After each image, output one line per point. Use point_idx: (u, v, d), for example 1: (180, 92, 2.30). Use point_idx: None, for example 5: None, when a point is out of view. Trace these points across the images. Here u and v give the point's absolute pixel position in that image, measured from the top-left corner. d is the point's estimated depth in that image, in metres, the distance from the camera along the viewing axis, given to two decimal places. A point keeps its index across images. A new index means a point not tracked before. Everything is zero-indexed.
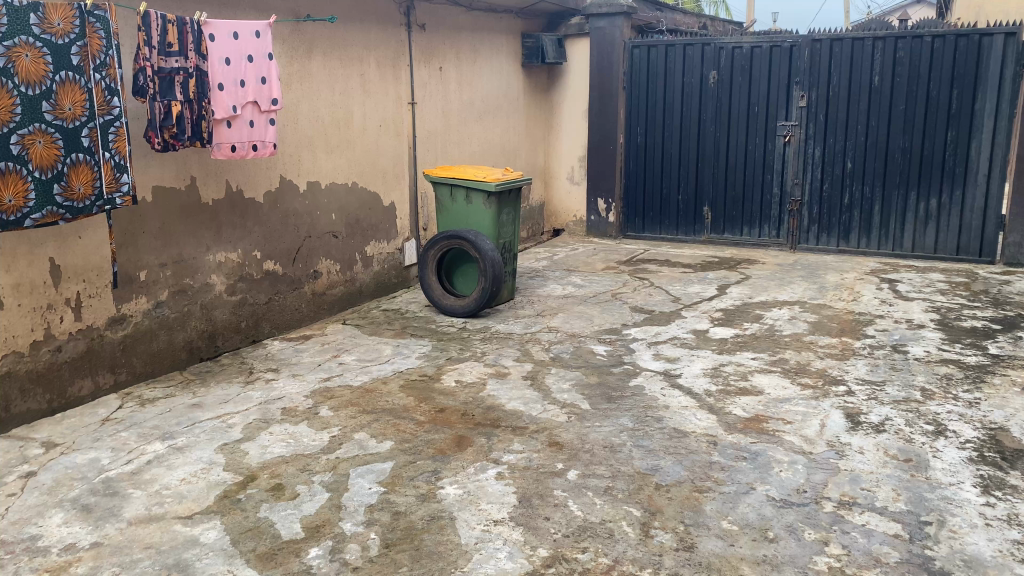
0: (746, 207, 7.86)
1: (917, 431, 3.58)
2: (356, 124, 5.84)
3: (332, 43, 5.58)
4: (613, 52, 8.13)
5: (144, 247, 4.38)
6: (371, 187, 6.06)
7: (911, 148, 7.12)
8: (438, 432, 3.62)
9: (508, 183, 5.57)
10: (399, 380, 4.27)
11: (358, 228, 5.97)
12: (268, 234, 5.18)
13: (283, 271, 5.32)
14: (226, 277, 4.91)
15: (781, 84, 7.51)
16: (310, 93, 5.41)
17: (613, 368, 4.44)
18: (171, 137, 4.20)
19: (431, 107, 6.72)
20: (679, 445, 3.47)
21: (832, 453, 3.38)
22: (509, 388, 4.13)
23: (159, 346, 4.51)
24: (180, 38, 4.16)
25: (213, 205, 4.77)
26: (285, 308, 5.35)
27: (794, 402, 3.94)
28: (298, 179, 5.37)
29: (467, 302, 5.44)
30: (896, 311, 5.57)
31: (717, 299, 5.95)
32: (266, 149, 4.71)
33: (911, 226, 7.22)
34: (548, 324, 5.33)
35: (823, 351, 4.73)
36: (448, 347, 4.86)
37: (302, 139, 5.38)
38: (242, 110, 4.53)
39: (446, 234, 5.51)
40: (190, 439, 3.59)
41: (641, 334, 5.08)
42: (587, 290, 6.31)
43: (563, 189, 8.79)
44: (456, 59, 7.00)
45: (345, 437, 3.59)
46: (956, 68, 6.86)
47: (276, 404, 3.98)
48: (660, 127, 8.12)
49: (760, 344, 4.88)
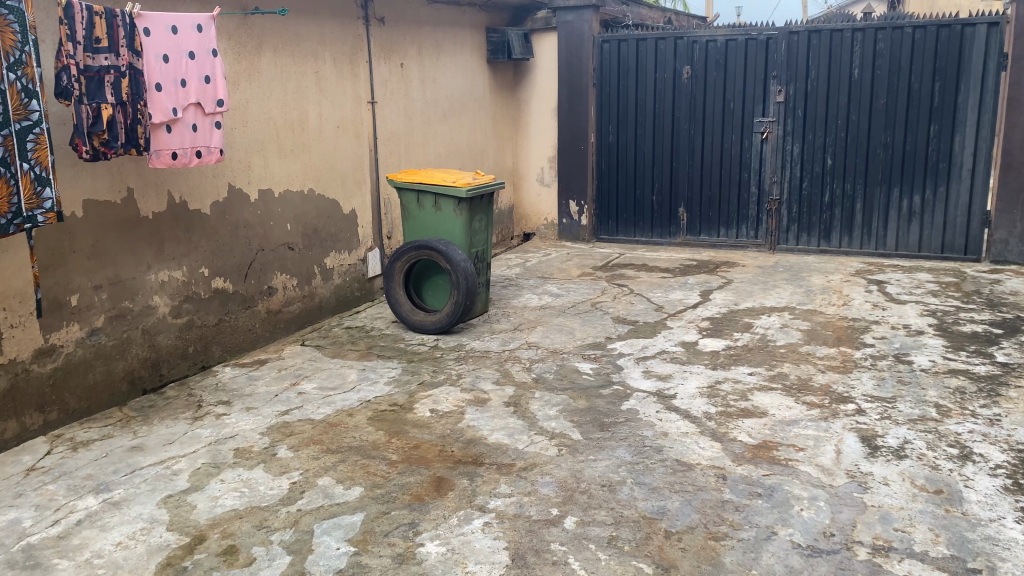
0: (724, 207, 7.55)
1: (942, 456, 3.26)
2: (311, 126, 5.40)
3: (284, 39, 5.13)
4: (582, 47, 7.78)
5: (75, 269, 3.89)
6: (329, 194, 5.61)
7: (893, 144, 6.87)
8: (414, 474, 3.21)
9: (479, 188, 5.17)
10: (366, 411, 3.84)
11: (317, 239, 5.52)
12: (217, 248, 4.72)
13: (234, 289, 4.85)
14: (170, 298, 4.44)
15: (758, 79, 7.22)
16: (260, 93, 4.95)
17: (602, 390, 4.05)
18: (102, 145, 3.70)
19: (393, 107, 6.30)
20: (684, 481, 3.10)
21: (854, 486, 3.05)
22: (490, 417, 3.73)
23: (95, 378, 4.02)
24: (110, 33, 3.68)
25: (154, 218, 4.30)
26: (236, 329, 4.88)
27: (803, 425, 3.60)
28: (249, 187, 4.91)
29: (438, 318, 5.03)
30: (891, 316, 5.28)
31: (702, 307, 5.61)
32: (212, 155, 4.25)
33: (894, 224, 6.97)
34: (526, 340, 4.93)
35: (823, 363, 4.41)
36: (420, 369, 4.44)
37: (253, 144, 4.91)
38: (184, 113, 4.06)
39: (413, 244, 5.08)
40: (128, 491, 3.12)
41: (627, 348, 4.71)
42: (564, 299, 5.93)
43: (532, 191, 8.40)
44: (417, 55, 6.58)
45: (307, 484, 3.16)
46: (937, 60, 6.62)
47: (228, 445, 3.52)
48: (632, 125, 7.78)
49: (755, 357, 4.55)
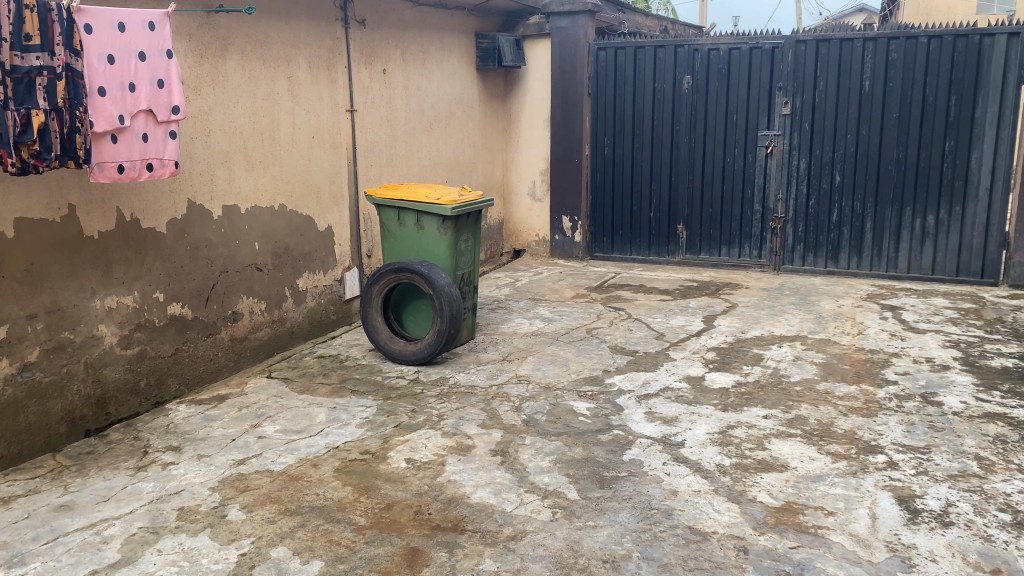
0: (725, 225, 7.15)
1: (993, 524, 2.83)
2: (283, 135, 4.95)
3: (252, 41, 4.68)
4: (576, 54, 7.36)
5: (5, 296, 3.42)
6: (303, 210, 5.16)
7: (905, 159, 6.47)
8: (384, 543, 2.75)
9: (465, 206, 4.74)
10: (334, 461, 3.38)
11: (288, 258, 5.06)
12: (174, 270, 4.26)
13: (193, 315, 4.39)
14: (119, 327, 3.97)
15: (762, 90, 6.81)
16: (225, 100, 4.49)
17: (601, 435, 3.60)
18: (33, 156, 3.23)
19: (374, 116, 5.86)
20: (699, 555, 2.66)
21: (897, 562, 2.62)
22: (473, 469, 3.27)
23: (27, 420, 3.54)
24: (43, 29, 3.23)
25: (100, 238, 3.84)
26: (195, 359, 4.41)
27: (830, 483, 3.17)
28: (212, 203, 4.45)
29: (419, 347, 4.59)
30: (911, 348, 4.86)
31: (707, 335, 5.18)
32: (165, 169, 3.81)
33: (906, 245, 6.58)
34: (516, 373, 4.48)
35: (844, 405, 3.97)
36: (398, 408, 3.99)
37: (216, 155, 4.46)
38: (132, 121, 3.62)
39: (392, 266, 4.63)
40: (46, 565, 2.65)
41: (627, 384, 4.26)
42: (557, 324, 5.49)
43: (523, 206, 7.97)
44: (401, 61, 6.14)
45: (258, 556, 2.69)
46: (954, 72, 6.23)
47: (172, 503, 3.06)
48: (629, 138, 7.37)
49: (768, 395, 4.12)
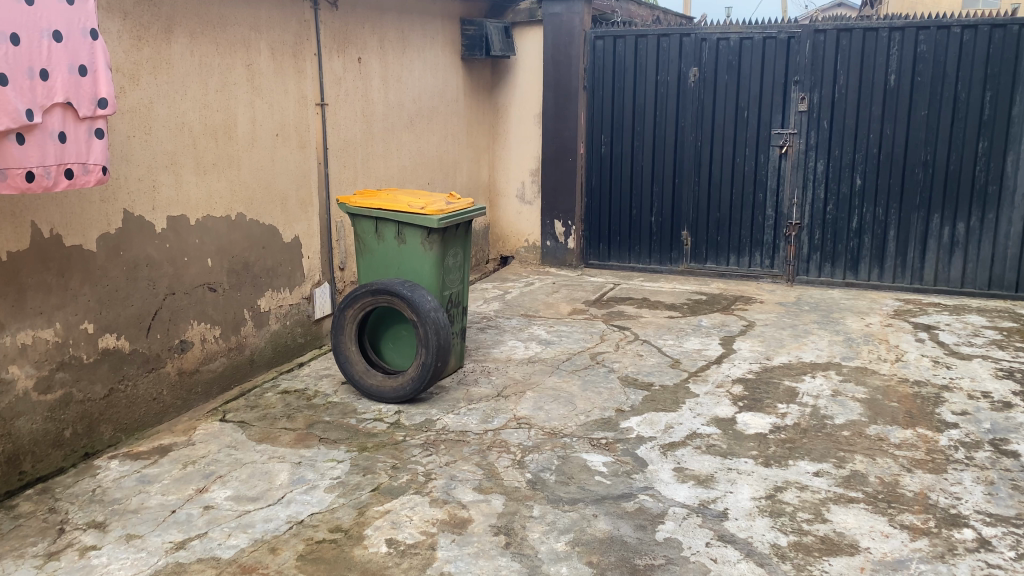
0: (735, 231, 6.54)
1: None
2: (240, 133, 4.25)
3: (204, 21, 3.97)
4: (571, 43, 6.71)
5: None
6: (264, 219, 4.46)
7: (934, 161, 5.90)
8: None
9: (454, 215, 4.07)
10: (297, 544, 2.71)
11: (247, 275, 4.36)
12: (107, 295, 3.56)
13: (132, 348, 3.69)
14: (35, 367, 3.26)
15: (776, 84, 6.20)
16: (171, 91, 3.79)
17: (624, 503, 2.96)
18: None
19: (347, 110, 5.16)
20: None
21: None
22: (472, 557, 2.62)
23: None
24: None
25: (11, 260, 3.12)
26: (134, 400, 3.72)
27: (917, 572, 2.55)
28: (154, 214, 3.76)
29: (400, 384, 3.92)
30: (962, 379, 4.28)
31: (728, 363, 4.55)
32: (89, 176, 3.08)
33: (934, 255, 6.01)
34: (515, 414, 3.82)
35: (905, 457, 3.36)
36: (375, 463, 3.32)
37: (159, 158, 3.76)
38: (46, 117, 2.90)
39: (368, 286, 3.96)
40: None
41: (646, 430, 3.62)
42: (556, 349, 4.84)
43: (511, 208, 7.30)
44: (378, 48, 5.44)
45: None
46: (989, 66, 5.66)
47: None
48: (628, 135, 6.74)
49: (814, 442, 3.51)
